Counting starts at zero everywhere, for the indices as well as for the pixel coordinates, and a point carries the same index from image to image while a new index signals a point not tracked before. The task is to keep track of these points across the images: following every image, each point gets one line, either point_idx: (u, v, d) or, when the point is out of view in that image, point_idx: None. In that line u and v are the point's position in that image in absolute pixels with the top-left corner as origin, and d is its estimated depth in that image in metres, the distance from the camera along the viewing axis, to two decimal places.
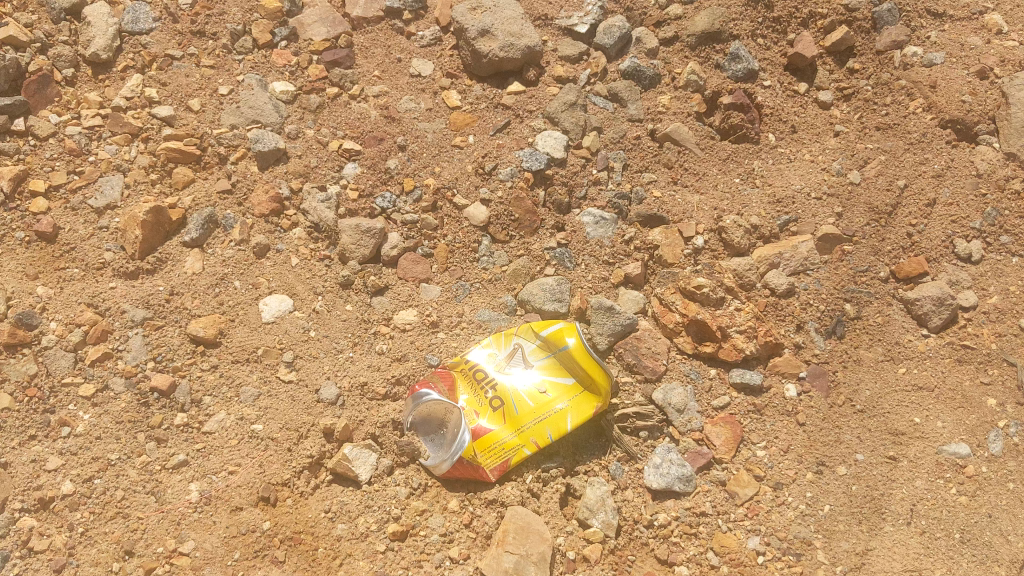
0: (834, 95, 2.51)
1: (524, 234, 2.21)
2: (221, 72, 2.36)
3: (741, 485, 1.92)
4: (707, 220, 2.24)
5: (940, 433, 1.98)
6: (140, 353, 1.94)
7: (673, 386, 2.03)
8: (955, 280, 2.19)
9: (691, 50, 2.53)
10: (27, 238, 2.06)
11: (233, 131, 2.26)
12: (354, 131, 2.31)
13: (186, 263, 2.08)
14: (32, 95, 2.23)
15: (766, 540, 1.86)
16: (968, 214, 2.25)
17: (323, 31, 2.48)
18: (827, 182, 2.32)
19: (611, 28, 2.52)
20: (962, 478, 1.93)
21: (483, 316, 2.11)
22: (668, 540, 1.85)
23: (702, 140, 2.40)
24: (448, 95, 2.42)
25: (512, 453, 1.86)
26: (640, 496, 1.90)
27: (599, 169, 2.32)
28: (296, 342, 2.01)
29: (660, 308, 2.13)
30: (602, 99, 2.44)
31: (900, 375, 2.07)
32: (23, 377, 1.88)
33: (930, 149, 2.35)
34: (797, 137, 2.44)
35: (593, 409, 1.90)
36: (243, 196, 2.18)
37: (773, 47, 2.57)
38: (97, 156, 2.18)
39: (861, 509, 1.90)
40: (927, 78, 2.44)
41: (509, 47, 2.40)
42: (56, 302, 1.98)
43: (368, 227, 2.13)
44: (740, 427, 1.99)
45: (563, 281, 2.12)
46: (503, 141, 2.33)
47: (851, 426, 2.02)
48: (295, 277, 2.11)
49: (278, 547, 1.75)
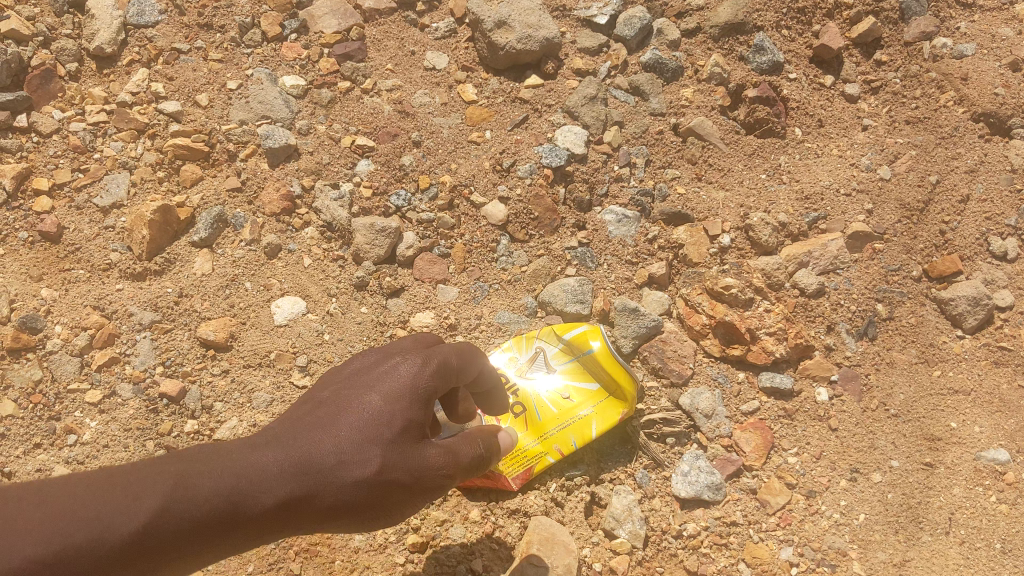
0: (861, 87, 2.43)
1: (544, 233, 2.14)
2: (230, 66, 2.28)
3: (772, 493, 1.84)
4: (732, 219, 2.16)
5: (978, 439, 1.92)
6: (148, 357, 1.87)
7: (700, 391, 1.95)
8: (990, 279, 2.13)
9: (714, 41, 2.43)
10: (31, 238, 1.99)
11: (243, 127, 2.18)
12: (367, 126, 2.24)
13: (194, 263, 2.00)
14: (35, 91, 2.16)
15: (799, 551, 1.79)
16: (1002, 211, 2.20)
17: (335, 24, 2.39)
18: (856, 178, 2.25)
19: (632, 19, 2.41)
20: (1002, 486, 1.87)
21: (503, 318, 2.03)
22: (698, 551, 1.78)
23: (727, 135, 2.31)
24: (464, 89, 2.33)
25: (535, 461, 1.79)
26: (668, 505, 1.83)
27: (622, 165, 2.23)
28: (309, 346, 1.94)
29: (686, 309, 2.05)
30: (622, 92, 2.36)
31: (935, 378, 2.01)
32: (27, 383, 1.81)
33: (962, 144, 2.29)
34: (824, 131, 2.35)
35: (619, 415, 1.83)
36: (253, 194, 2.10)
37: (799, 39, 2.48)
38: (103, 153, 2.11)
39: (897, 518, 1.83)
40: (957, 70, 2.39)
41: (526, 39, 2.31)
42: (61, 305, 1.91)
43: (383, 226, 2.04)
44: (770, 433, 1.92)
45: (585, 282, 2.05)
46: (522, 136, 2.25)
47: (886, 431, 1.94)
48: (307, 277, 2.03)
49: (293, 560, 1.70)
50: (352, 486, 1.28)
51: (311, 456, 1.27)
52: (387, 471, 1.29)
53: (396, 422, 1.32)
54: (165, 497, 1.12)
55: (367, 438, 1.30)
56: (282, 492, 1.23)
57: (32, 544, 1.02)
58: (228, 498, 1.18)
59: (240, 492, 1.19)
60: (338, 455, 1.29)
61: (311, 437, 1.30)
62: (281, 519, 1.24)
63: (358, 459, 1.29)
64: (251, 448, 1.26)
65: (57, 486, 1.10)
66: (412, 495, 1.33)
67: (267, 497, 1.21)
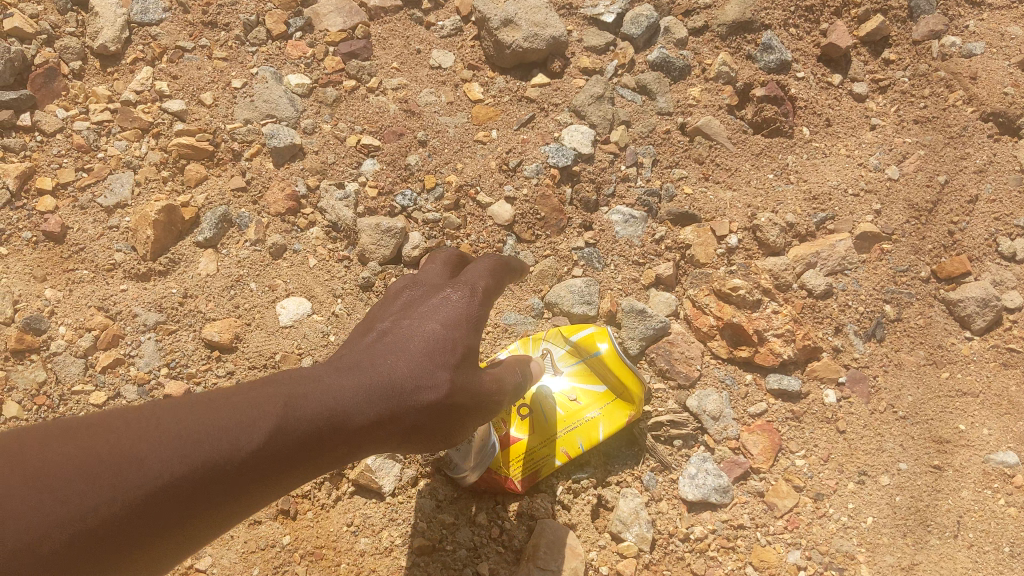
0: (869, 86, 2.42)
1: (550, 234, 2.12)
2: (234, 64, 2.26)
3: (780, 496, 1.84)
4: (740, 219, 2.14)
5: (986, 442, 1.91)
6: (153, 359, 1.87)
7: (708, 393, 1.94)
8: (999, 280, 2.11)
9: (721, 40, 2.41)
10: (35, 238, 1.98)
11: (247, 126, 2.16)
12: (373, 125, 2.23)
13: (199, 264, 1.99)
14: (38, 90, 2.15)
15: (807, 555, 1.78)
16: (1011, 211, 2.18)
17: (340, 22, 2.37)
18: (864, 178, 2.23)
19: (639, 17, 2.39)
20: (1011, 489, 1.85)
21: (509, 319, 2.03)
22: (705, 554, 1.77)
23: (734, 134, 2.29)
24: (469, 87, 2.32)
25: (541, 464, 1.77)
26: (675, 508, 1.82)
27: (628, 165, 2.22)
28: (315, 347, 1.93)
29: (693, 310, 2.04)
30: (629, 91, 2.34)
31: (943, 380, 1.99)
32: (32, 385, 1.81)
33: (971, 144, 2.27)
34: (832, 131, 2.34)
35: (626, 417, 1.82)
36: (258, 193, 2.09)
37: (806, 37, 2.46)
38: (107, 152, 2.10)
39: (906, 521, 1.82)
40: (966, 69, 2.37)
41: (533, 37, 2.29)
42: (65, 306, 1.90)
43: (389, 226, 2.04)
44: (777, 435, 1.91)
45: (591, 283, 2.04)
46: (528, 136, 2.24)
47: (894, 434, 1.93)
48: (313, 278, 2.02)
49: (298, 562, 1.70)
50: (428, 409, 1.29)
51: (388, 381, 1.26)
52: (460, 388, 1.34)
53: (457, 347, 1.36)
54: (275, 422, 1.08)
55: (437, 363, 1.32)
56: (374, 413, 1.23)
57: (171, 461, 0.97)
58: (331, 416, 1.17)
59: (340, 410, 1.18)
60: (411, 379, 1.29)
61: (389, 358, 1.30)
62: (369, 438, 1.24)
63: (430, 382, 1.30)
64: (335, 371, 1.25)
65: (166, 407, 1.03)
66: (471, 416, 1.39)
67: (360, 417, 1.21)
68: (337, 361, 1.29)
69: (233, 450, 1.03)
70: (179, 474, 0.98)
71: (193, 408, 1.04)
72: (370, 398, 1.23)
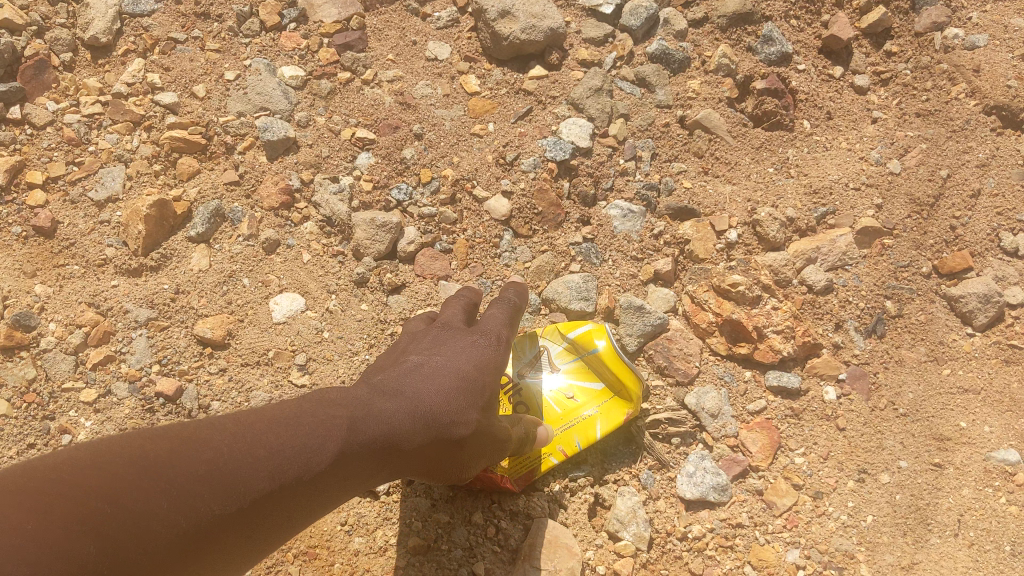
0: (870, 79, 2.38)
1: (547, 228, 2.10)
2: (227, 56, 2.23)
3: (778, 494, 1.82)
4: (740, 213, 2.11)
5: (987, 439, 1.89)
6: (145, 355, 1.85)
7: (706, 390, 1.92)
8: (1001, 275, 2.08)
9: (721, 31, 2.37)
10: (24, 233, 1.95)
11: (240, 119, 2.13)
12: (367, 118, 2.19)
13: (191, 259, 1.97)
14: (28, 82, 2.12)
15: (806, 554, 1.76)
16: (1014, 206, 2.16)
17: (334, 13, 2.32)
18: (865, 172, 2.21)
19: (638, 9, 2.34)
20: (1012, 487, 1.83)
21: None
22: (703, 553, 1.76)
23: (734, 128, 2.26)
24: (466, 80, 2.29)
25: (537, 463, 1.75)
26: (673, 507, 1.80)
27: (627, 159, 2.19)
28: (308, 344, 1.91)
29: (692, 306, 2.02)
30: (628, 83, 2.30)
31: (944, 376, 1.97)
32: (21, 382, 1.79)
33: (973, 137, 2.25)
34: (833, 124, 2.31)
35: (623, 415, 1.80)
36: (251, 187, 2.06)
37: (807, 29, 2.42)
38: (98, 146, 2.07)
39: (905, 520, 1.80)
40: (970, 61, 2.33)
41: (530, 28, 2.25)
42: (55, 302, 1.88)
43: (384, 221, 2.00)
44: (776, 433, 1.89)
45: (589, 279, 2.02)
46: (525, 129, 2.21)
47: (895, 431, 1.91)
48: (306, 273, 2.00)
49: (292, 562, 1.69)
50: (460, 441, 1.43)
51: (431, 412, 1.40)
52: (483, 426, 1.48)
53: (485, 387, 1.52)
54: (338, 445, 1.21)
55: (471, 400, 1.47)
56: (416, 439, 1.36)
57: (263, 477, 1.09)
58: (380, 442, 1.29)
59: (391, 438, 1.31)
60: (450, 412, 1.42)
61: (430, 389, 1.43)
62: (409, 461, 1.37)
63: (464, 417, 1.44)
64: (382, 397, 1.36)
65: (254, 425, 1.14)
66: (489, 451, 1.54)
67: (407, 443, 1.34)
68: (380, 386, 1.41)
69: (307, 470, 1.16)
70: (267, 487, 1.09)
71: (270, 428, 1.15)
72: (417, 425, 1.36)
